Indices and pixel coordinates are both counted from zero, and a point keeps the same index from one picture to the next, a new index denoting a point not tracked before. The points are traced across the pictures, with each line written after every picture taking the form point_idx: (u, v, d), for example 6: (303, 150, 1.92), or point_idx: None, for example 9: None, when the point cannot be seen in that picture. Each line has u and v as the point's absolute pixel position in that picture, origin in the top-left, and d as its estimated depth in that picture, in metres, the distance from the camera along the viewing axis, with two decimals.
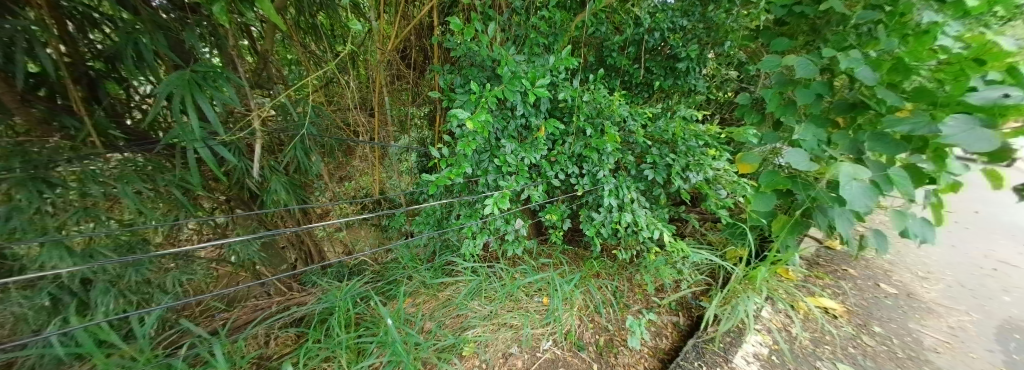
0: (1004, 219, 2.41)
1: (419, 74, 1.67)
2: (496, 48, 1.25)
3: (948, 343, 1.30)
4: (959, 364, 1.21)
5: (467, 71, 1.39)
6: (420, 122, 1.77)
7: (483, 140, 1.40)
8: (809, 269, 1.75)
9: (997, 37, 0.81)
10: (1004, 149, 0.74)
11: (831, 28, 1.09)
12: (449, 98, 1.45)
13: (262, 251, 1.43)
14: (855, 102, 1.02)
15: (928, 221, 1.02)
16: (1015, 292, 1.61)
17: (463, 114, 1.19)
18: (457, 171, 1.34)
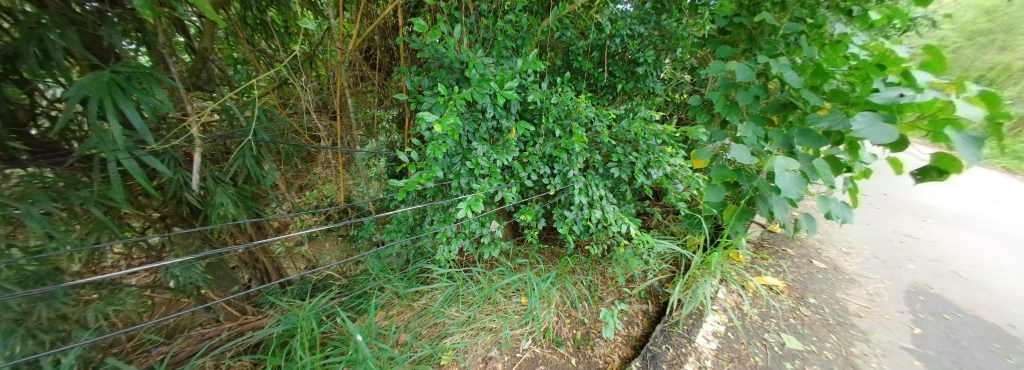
0: (908, 199, 2.90)
1: (385, 75, 1.59)
2: (465, 51, 1.24)
3: (868, 308, 1.55)
4: (877, 325, 1.45)
5: (435, 73, 1.36)
6: (388, 126, 1.69)
7: (454, 142, 1.38)
8: (756, 251, 1.96)
9: (891, 46, 1.00)
10: (901, 140, 0.89)
11: (765, 38, 1.26)
12: (417, 100, 1.40)
13: (211, 272, 1.28)
14: (785, 103, 1.18)
15: (846, 204, 1.20)
16: (918, 260, 1.96)
17: (431, 117, 1.17)
18: (428, 175, 1.30)
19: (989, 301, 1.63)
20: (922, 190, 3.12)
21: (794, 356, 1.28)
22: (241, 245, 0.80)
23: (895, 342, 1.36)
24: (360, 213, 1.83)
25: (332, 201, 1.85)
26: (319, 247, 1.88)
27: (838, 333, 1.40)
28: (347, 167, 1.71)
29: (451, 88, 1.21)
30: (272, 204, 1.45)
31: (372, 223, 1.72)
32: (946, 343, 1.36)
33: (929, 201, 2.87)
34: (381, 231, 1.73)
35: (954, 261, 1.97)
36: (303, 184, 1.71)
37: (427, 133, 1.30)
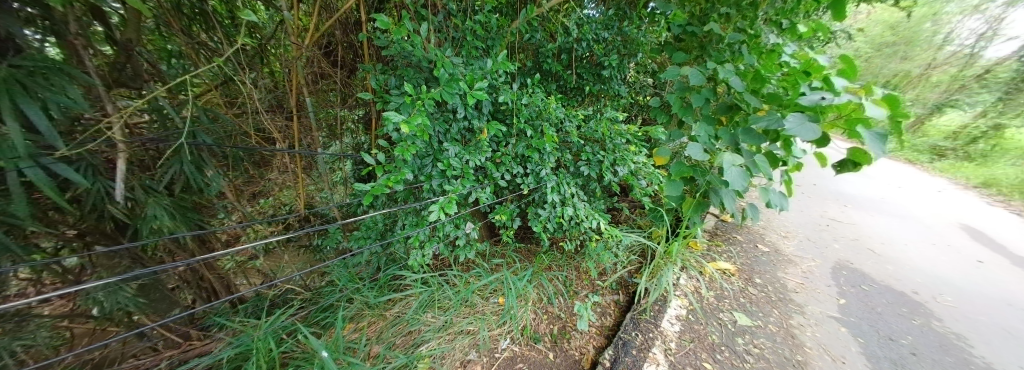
0: (832, 188, 3.37)
1: (349, 73, 1.50)
2: (434, 50, 1.21)
3: (803, 285, 1.78)
4: (810, 299, 1.67)
5: (402, 72, 1.31)
6: (353, 126, 1.59)
7: (424, 143, 1.34)
8: (711, 239, 2.15)
9: (815, 55, 1.18)
10: (824, 137, 1.03)
11: (715, 46, 1.37)
12: (383, 100, 1.34)
13: (144, 295, 1.12)
14: (731, 104, 1.31)
15: (783, 194, 1.36)
16: (841, 240, 2.29)
17: (398, 118, 1.11)
18: (397, 177, 1.25)
19: (896, 272, 1.95)
20: (840, 180, 3.65)
21: (744, 331, 1.44)
22: (197, 259, 0.71)
23: (823, 312, 1.58)
24: (323, 220, 1.71)
25: (290, 208, 1.71)
26: (276, 260, 1.72)
27: (779, 308, 1.60)
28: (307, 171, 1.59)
29: (420, 89, 1.16)
30: (218, 214, 1.30)
31: (338, 230, 1.61)
32: (864, 310, 1.61)
33: (846, 189, 3.37)
34: (347, 238, 1.63)
35: (869, 239, 2.33)
36: (256, 191, 1.55)
37: (395, 133, 1.25)
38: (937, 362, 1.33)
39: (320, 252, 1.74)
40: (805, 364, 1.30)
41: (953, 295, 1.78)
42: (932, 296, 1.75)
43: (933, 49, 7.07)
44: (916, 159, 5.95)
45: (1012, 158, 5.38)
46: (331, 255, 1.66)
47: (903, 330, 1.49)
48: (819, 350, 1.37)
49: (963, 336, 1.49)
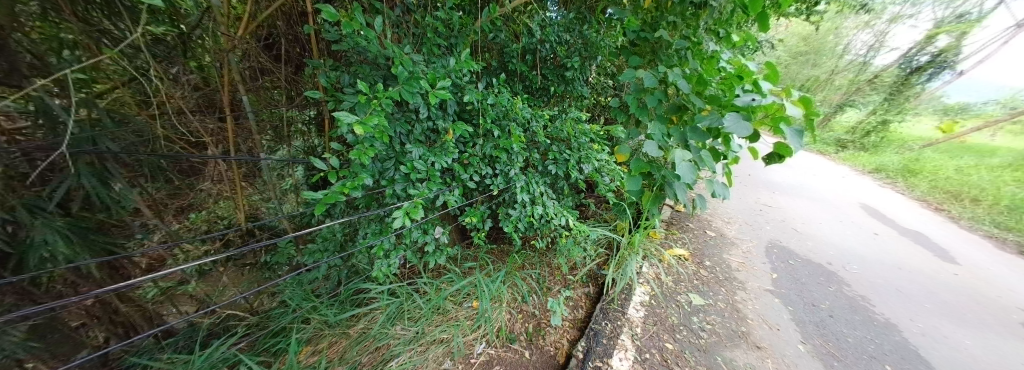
0: (762, 178, 3.88)
1: (295, 69, 1.35)
2: (392, 47, 1.13)
3: (743, 263, 2.02)
4: (749, 275, 1.90)
5: (357, 69, 1.21)
6: (304, 128, 1.44)
7: (383, 145, 1.26)
8: (667, 228, 2.34)
9: (745, 61, 1.35)
10: (755, 134, 1.18)
11: (664, 51, 1.50)
12: (337, 99, 1.23)
13: (39, 339, 0.87)
14: (680, 105, 1.45)
15: (724, 184, 1.53)
16: (772, 223, 2.64)
17: (350, 118, 1.00)
18: (354, 183, 1.15)
19: (814, 247, 2.30)
20: (768, 170, 4.21)
21: (697, 310, 1.59)
22: (146, 279, 0.61)
23: (760, 286, 1.81)
24: (270, 235, 1.52)
25: (228, 222, 1.50)
26: (210, 285, 1.49)
27: (726, 286, 1.79)
28: (249, 180, 1.40)
29: (376, 86, 1.07)
30: (135, 234, 1.10)
31: (289, 243, 1.46)
32: (792, 282, 1.87)
33: (773, 178, 3.90)
34: (301, 252, 1.47)
35: (793, 221, 2.73)
36: (182, 205, 1.33)
37: (350, 134, 1.15)
38: (848, 321, 1.60)
39: (270, 270, 1.55)
40: (748, 334, 1.48)
41: (857, 264, 2.14)
42: (842, 266, 2.09)
43: (835, 58, 8.56)
44: (826, 151, 7.05)
45: (892, 148, 6.59)
46: (284, 271, 1.49)
47: (821, 297, 1.77)
48: (758, 320, 1.57)
49: (867, 298, 1.80)
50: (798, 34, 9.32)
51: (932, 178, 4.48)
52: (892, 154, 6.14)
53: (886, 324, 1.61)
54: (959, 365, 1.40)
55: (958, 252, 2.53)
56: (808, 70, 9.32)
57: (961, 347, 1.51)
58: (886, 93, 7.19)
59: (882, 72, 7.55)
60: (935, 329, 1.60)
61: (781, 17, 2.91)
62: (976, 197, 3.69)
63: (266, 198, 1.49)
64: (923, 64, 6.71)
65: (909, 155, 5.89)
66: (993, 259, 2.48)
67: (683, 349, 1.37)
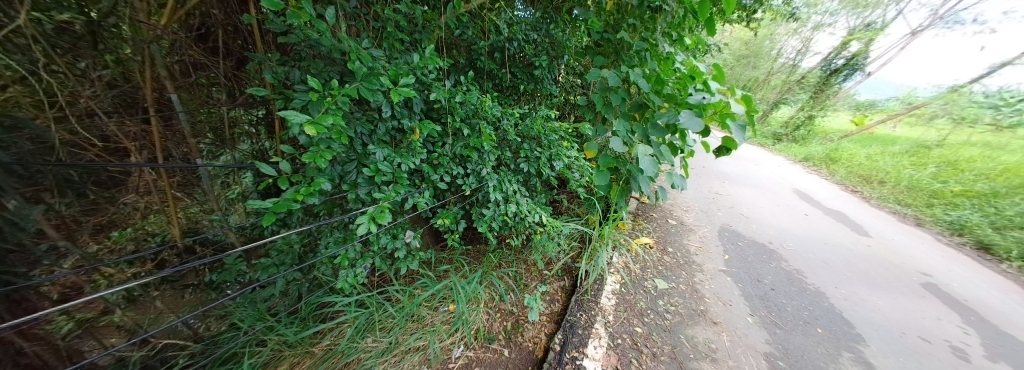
0: (714, 169, 4.28)
1: (237, 64, 1.21)
2: (348, 40, 1.04)
3: (699, 247, 2.22)
4: (704, 258, 2.10)
5: (309, 65, 1.11)
6: (249, 129, 1.29)
7: (343, 147, 1.17)
8: (634, 219, 2.49)
9: (697, 63, 1.47)
10: (707, 130, 1.30)
11: (625, 53, 1.58)
12: (286, 98, 1.11)
13: None
14: (641, 103, 1.54)
15: (682, 176, 1.65)
16: (723, 210, 2.92)
17: (300, 119, 0.87)
18: (310, 189, 1.05)
19: (758, 229, 2.60)
20: (719, 162, 4.65)
21: (662, 294, 1.71)
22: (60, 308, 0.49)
23: (714, 267, 2.00)
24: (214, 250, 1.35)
25: (164, 239, 1.26)
26: (140, 312, 1.27)
27: (685, 269, 1.95)
28: (187, 189, 1.24)
29: (332, 83, 0.95)
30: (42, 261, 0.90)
31: (238, 258, 1.31)
32: (741, 261, 2.10)
33: (723, 169, 4.31)
34: (252, 267, 1.32)
35: (741, 207, 3.04)
36: (101, 223, 1.09)
37: (303, 135, 1.03)
38: (786, 292, 1.83)
39: (217, 289, 1.39)
40: (705, 311, 1.63)
41: (793, 242, 2.45)
42: (781, 245, 2.38)
43: (771, 60, 9.79)
44: (764, 143, 7.96)
45: (817, 139, 7.59)
46: (234, 289, 1.33)
47: (765, 273, 2.00)
48: (713, 298, 1.73)
49: (801, 271, 2.07)
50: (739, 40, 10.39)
51: (850, 165, 5.21)
52: (816, 144, 7.08)
53: (817, 293, 1.86)
54: (872, 322, 1.66)
55: (869, 227, 2.98)
56: (748, 72, 10.43)
57: (874, 308, 1.79)
58: (810, 92, 8.26)
59: (808, 74, 8.69)
60: (854, 294, 1.89)
61: (725, 24, 3.21)
62: (881, 180, 4.36)
63: (208, 210, 1.31)
64: (839, 67, 7.92)
65: (830, 145, 6.84)
66: (894, 231, 2.96)
67: (651, 331, 1.47)
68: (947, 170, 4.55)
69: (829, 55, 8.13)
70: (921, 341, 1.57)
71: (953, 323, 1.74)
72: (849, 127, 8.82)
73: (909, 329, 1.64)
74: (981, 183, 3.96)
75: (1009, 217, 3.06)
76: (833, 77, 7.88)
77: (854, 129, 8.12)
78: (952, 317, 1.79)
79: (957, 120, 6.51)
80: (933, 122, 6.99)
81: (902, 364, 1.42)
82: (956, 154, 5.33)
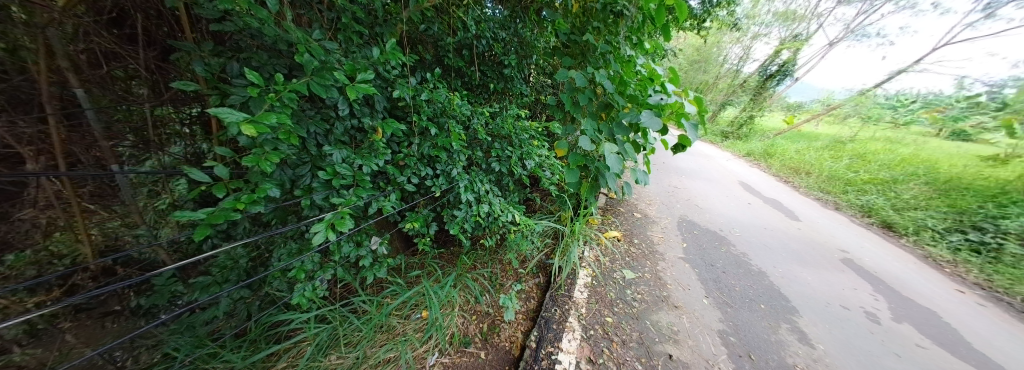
0: (672, 164, 4.64)
1: (164, 54, 1.01)
2: (295, 30, 0.93)
3: (662, 237, 2.40)
4: (666, 247, 2.26)
5: (251, 56, 0.98)
6: (180, 128, 1.09)
7: (294, 149, 1.05)
8: (603, 214, 2.60)
9: (655, 66, 1.58)
10: (665, 128, 1.40)
11: (591, 55, 1.64)
12: (223, 94, 0.94)
13: None
14: (606, 103, 1.60)
15: (644, 172, 1.75)
16: (681, 202, 3.18)
17: (237, 117, 0.74)
18: (254, 196, 0.91)
19: (711, 218, 2.87)
20: (676, 158, 5.04)
21: (630, 284, 1.82)
22: None
23: (674, 256, 2.17)
24: (137, 271, 1.15)
25: (74, 261, 1.07)
26: (44, 349, 1.02)
27: (650, 259, 2.09)
28: (101, 202, 1.04)
29: (277, 78, 0.83)
30: None
31: (170, 278, 1.11)
32: (697, 249, 2.30)
33: (679, 165, 4.68)
34: (190, 288, 1.11)
35: (696, 199, 3.33)
36: None
37: (244, 135, 0.87)
38: (736, 274, 2.05)
39: (149, 314, 1.17)
40: (668, 297, 1.76)
41: (740, 229, 2.74)
42: (730, 231, 2.65)
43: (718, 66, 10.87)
44: (714, 141, 8.79)
45: (757, 136, 8.54)
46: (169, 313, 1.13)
47: (717, 258, 2.21)
48: (675, 284, 1.88)
49: (747, 254, 2.32)
50: (690, 46, 11.43)
51: (783, 159, 5.92)
52: (755, 141, 7.99)
53: (761, 273, 2.10)
54: (804, 296, 1.92)
55: (798, 212, 3.44)
56: (699, 75, 11.46)
57: (805, 283, 2.06)
58: (749, 95, 9.29)
59: (748, 79, 9.72)
60: (790, 272, 2.17)
61: (680, 30, 3.46)
62: (808, 171, 5.01)
63: (130, 225, 1.10)
64: (773, 73, 8.84)
65: (766, 141, 7.75)
66: (818, 215, 3.44)
67: (621, 320, 1.55)
68: (858, 159, 5.33)
69: (764, 62, 9.15)
70: (842, 309, 1.85)
71: (865, 291, 2.06)
72: (781, 125, 10.04)
73: (832, 300, 1.92)
74: (882, 170, 4.67)
75: (904, 200, 3.65)
76: (767, 82, 8.93)
77: (784, 127, 9.27)
78: (865, 286, 2.12)
79: (866, 119, 7.97)
80: (846, 120, 8.37)
81: (827, 330, 1.66)
82: (863, 147, 6.28)
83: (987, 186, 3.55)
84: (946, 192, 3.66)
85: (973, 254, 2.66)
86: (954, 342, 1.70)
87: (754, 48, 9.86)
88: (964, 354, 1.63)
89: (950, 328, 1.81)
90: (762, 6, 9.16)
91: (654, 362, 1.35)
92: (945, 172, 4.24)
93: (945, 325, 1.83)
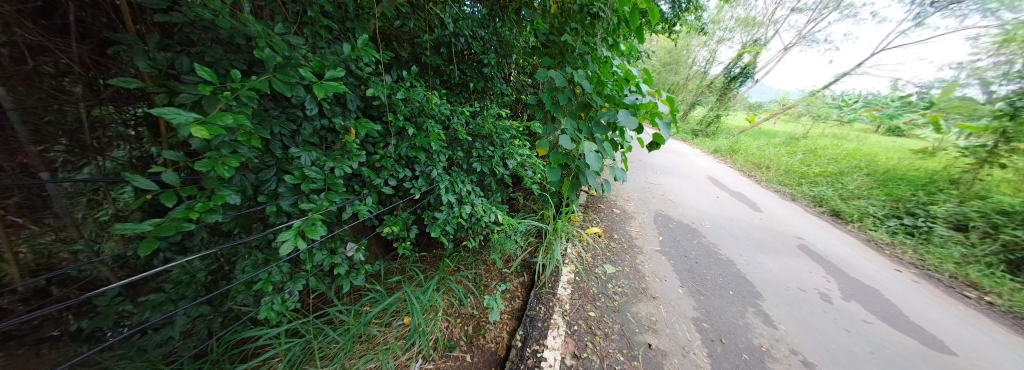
0: (647, 161, 4.86)
1: (101, 47, 0.88)
2: (255, 23, 0.86)
3: (640, 232, 2.50)
4: (643, 240, 2.36)
5: (204, 50, 0.88)
6: (125, 130, 0.96)
7: (254, 152, 0.96)
8: (584, 211, 2.66)
9: (630, 67, 1.63)
10: (640, 127, 1.45)
11: (569, 55, 1.66)
12: (171, 92, 0.84)
13: None
14: (584, 102, 1.63)
15: (622, 169, 1.81)
16: (656, 197, 3.33)
17: (184, 118, 0.67)
18: (209, 204, 0.83)
19: (684, 212, 3.03)
20: (651, 156, 5.28)
21: (611, 278, 1.87)
22: None
23: (652, 249, 2.27)
24: (74, 292, 0.96)
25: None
26: None
27: (629, 253, 2.16)
28: (29, 215, 0.87)
29: (233, 74, 0.76)
30: None
31: (116, 297, 0.96)
32: (672, 241, 2.42)
33: (654, 162, 4.91)
34: (142, 307, 0.97)
35: (670, 194, 3.50)
36: None
37: (197, 137, 0.78)
38: (707, 264, 2.18)
39: (91, 340, 0.96)
40: (646, 288, 1.84)
41: (710, 221, 2.92)
42: (701, 224, 2.82)
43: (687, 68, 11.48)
44: (685, 139, 9.28)
45: (723, 134, 9.13)
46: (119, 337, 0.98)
47: (690, 249, 2.34)
48: (653, 276, 1.96)
49: (717, 244, 2.48)
50: (662, 49, 12.01)
51: (746, 155, 6.38)
52: (722, 138, 8.56)
53: (729, 261, 2.25)
54: (768, 281, 2.09)
55: (760, 204, 3.72)
56: (671, 77, 12.08)
57: (769, 269, 2.24)
58: (715, 96, 9.91)
59: (714, 80, 10.37)
60: (754, 259, 2.34)
61: (652, 34, 3.61)
62: (768, 166, 5.43)
63: (66, 240, 0.94)
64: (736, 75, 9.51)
65: (732, 139, 8.32)
66: (777, 206, 3.74)
67: (603, 313, 1.59)
68: (810, 154, 5.84)
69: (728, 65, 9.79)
70: (800, 291, 2.03)
71: (818, 274, 2.27)
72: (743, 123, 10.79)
73: (791, 283, 2.10)
74: (830, 163, 5.14)
75: (849, 189, 4.05)
76: (731, 84, 9.57)
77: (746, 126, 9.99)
78: (819, 270, 2.34)
79: (818, 117, 8.79)
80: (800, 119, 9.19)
81: (788, 311, 1.82)
82: (814, 142, 6.91)
83: (918, 176, 3.93)
84: (884, 181, 4.09)
85: (908, 235, 3.03)
86: (894, 316, 1.92)
87: (719, 52, 10.55)
88: (901, 326, 1.84)
89: (887, 304, 2.04)
90: (725, 12, 9.81)
91: (635, 352, 1.41)
92: (882, 164, 4.72)
93: (885, 302, 2.06)
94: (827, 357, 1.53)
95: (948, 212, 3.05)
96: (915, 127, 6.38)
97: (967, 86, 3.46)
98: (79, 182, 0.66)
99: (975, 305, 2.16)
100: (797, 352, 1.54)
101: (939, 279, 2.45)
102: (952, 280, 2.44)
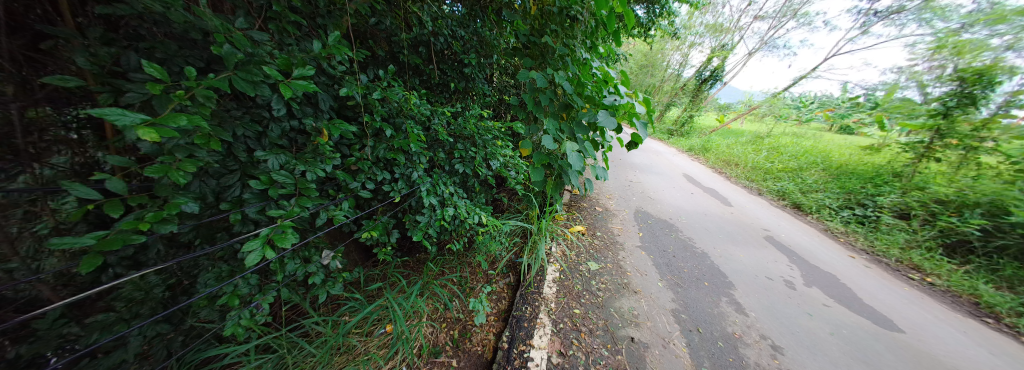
0: (626, 160, 5.03)
1: (36, 40, 0.74)
2: (212, 17, 0.79)
3: (621, 228, 2.57)
4: (624, 236, 2.44)
5: (152, 44, 0.80)
6: (67, 133, 0.83)
7: (213, 156, 0.89)
8: (567, 210, 2.71)
9: (608, 69, 1.67)
10: (620, 128, 1.50)
11: (550, 56, 1.67)
12: (115, 90, 0.75)
13: None
14: (566, 103, 1.64)
15: (602, 168, 1.85)
16: (636, 194, 3.46)
17: (129, 119, 0.60)
18: (161, 215, 0.75)
19: (661, 208, 3.17)
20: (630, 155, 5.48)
21: (594, 274, 1.91)
22: None
23: (633, 245, 2.35)
24: (7, 315, 0.79)
25: None
26: None
27: (612, 249, 2.23)
28: None
29: (188, 72, 0.69)
30: None
31: (60, 319, 0.82)
32: (651, 237, 2.52)
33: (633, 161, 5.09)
34: (88, 329, 0.85)
35: (649, 191, 3.64)
36: None
37: (146, 140, 0.70)
38: (684, 257, 2.29)
39: (32, 368, 0.79)
40: (628, 283, 1.90)
41: (686, 216, 3.07)
42: (678, 219, 2.95)
43: None
44: (662, 138, 9.66)
45: (697, 133, 9.59)
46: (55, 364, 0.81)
47: (668, 244, 2.45)
48: (633, 270, 2.03)
49: (692, 238, 2.61)
50: (639, 52, 12.48)
51: (717, 153, 6.75)
52: (694, 138, 9.03)
53: (704, 254, 2.37)
54: (739, 271, 2.22)
55: (730, 199, 3.96)
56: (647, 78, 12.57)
57: (740, 260, 2.38)
58: (687, 97, 10.41)
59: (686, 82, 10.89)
60: (727, 251, 2.48)
61: (630, 37, 3.74)
62: (737, 163, 5.77)
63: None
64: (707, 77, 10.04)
65: (704, 138, 8.78)
66: (746, 201, 3.99)
67: (587, 310, 1.62)
68: (773, 152, 6.27)
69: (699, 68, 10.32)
70: (768, 280, 2.18)
71: (783, 263, 2.45)
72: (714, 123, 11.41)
73: (760, 272, 2.25)
74: (791, 160, 5.54)
75: (808, 183, 4.40)
76: (703, 85, 10.10)
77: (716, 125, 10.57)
78: (784, 259, 2.52)
79: (779, 117, 9.47)
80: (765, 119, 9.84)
81: (758, 299, 1.94)
82: (777, 141, 7.44)
83: (867, 170, 4.28)
84: (837, 175, 4.47)
85: (860, 224, 3.35)
86: (848, 299, 2.11)
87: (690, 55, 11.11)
88: (855, 308, 2.03)
89: (842, 288, 2.23)
90: (696, 18, 10.33)
91: (618, 346, 1.45)
92: (835, 160, 5.14)
93: (841, 286, 2.26)
94: (792, 340, 1.65)
95: (893, 202, 3.38)
96: (862, 126, 7.01)
97: (906, 89, 3.84)
98: (15, 190, 0.61)
99: (913, 286, 2.42)
100: (766, 337, 1.64)
101: (886, 263, 2.72)
102: (894, 263, 2.71)
